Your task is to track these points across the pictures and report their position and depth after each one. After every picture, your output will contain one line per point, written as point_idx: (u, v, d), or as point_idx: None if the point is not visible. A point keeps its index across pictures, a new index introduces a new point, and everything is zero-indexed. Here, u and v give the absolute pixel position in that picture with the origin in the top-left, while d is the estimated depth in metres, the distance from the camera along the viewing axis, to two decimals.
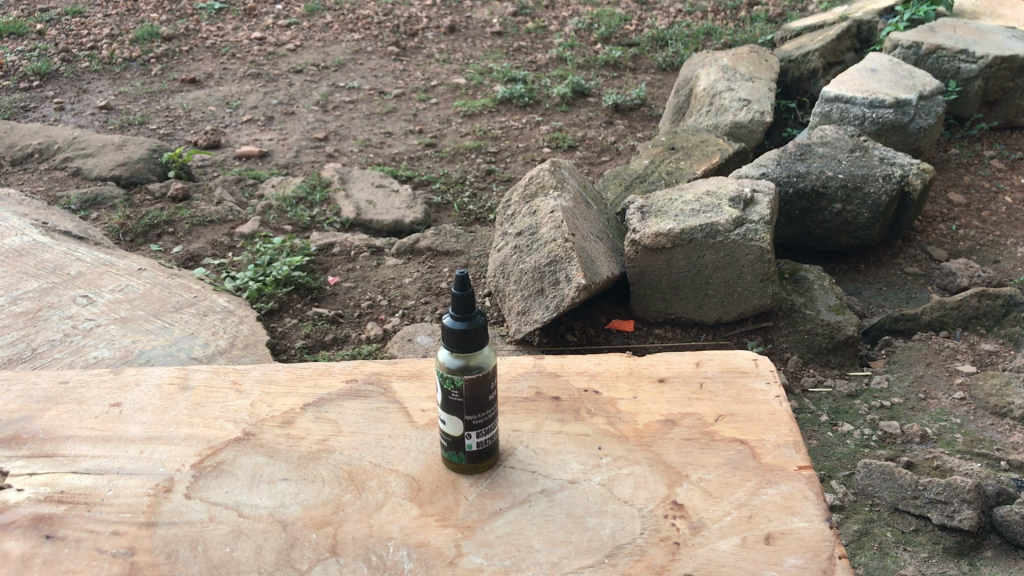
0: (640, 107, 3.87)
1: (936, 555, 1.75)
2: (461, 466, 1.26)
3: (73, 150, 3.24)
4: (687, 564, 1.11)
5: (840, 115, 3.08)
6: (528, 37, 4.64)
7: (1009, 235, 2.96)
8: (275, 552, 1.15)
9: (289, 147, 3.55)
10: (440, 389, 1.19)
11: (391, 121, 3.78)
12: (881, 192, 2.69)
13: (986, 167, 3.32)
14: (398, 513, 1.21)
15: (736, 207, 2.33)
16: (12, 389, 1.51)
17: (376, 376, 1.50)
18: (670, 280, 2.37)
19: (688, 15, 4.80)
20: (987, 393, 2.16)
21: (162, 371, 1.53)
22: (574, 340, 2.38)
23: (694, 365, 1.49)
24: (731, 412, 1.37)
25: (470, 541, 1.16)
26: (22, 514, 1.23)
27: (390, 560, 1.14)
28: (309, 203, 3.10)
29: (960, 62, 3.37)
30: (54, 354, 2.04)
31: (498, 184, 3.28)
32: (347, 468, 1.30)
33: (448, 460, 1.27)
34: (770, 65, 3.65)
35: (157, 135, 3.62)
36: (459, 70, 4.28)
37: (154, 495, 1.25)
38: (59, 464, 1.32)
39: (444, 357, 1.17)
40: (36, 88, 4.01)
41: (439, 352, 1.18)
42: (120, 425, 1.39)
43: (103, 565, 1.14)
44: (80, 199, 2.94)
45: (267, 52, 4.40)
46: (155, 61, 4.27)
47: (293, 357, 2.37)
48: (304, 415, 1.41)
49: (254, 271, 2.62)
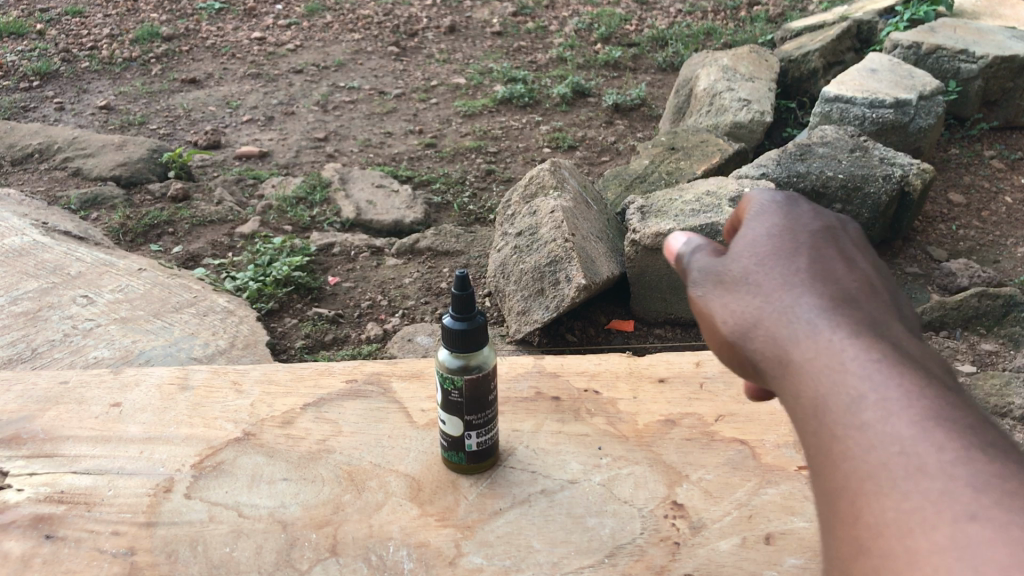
0: (640, 106, 3.87)
1: None
2: (462, 467, 1.26)
3: (73, 150, 3.24)
4: (687, 564, 1.11)
5: (840, 115, 3.07)
6: (528, 37, 4.64)
7: (1009, 235, 2.96)
8: (275, 552, 1.15)
9: (290, 147, 3.55)
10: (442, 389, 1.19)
11: (391, 121, 3.78)
12: (881, 192, 2.69)
13: (986, 167, 3.32)
14: (398, 513, 1.21)
15: (735, 207, 2.33)
16: (11, 388, 1.50)
17: (376, 376, 1.50)
18: (670, 280, 2.36)
19: (689, 15, 4.80)
20: (987, 393, 2.16)
21: (162, 371, 1.53)
22: (573, 340, 2.38)
23: (694, 365, 1.49)
24: (731, 412, 1.37)
25: (470, 541, 1.16)
26: (22, 514, 1.23)
27: (390, 560, 1.14)
28: (309, 203, 3.10)
29: (960, 62, 3.37)
30: (54, 354, 2.04)
31: (498, 184, 3.28)
32: (346, 467, 1.30)
33: (448, 460, 1.27)
34: (770, 65, 3.65)
35: (157, 135, 3.62)
36: (459, 70, 4.28)
37: (154, 495, 1.25)
38: (60, 464, 1.32)
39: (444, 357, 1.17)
40: (36, 88, 4.01)
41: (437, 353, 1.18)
42: (120, 425, 1.39)
43: (103, 565, 1.14)
44: (80, 199, 2.94)
45: (267, 52, 4.40)
46: (155, 62, 4.28)
47: (293, 356, 2.37)
48: (304, 415, 1.41)
49: (254, 271, 2.63)
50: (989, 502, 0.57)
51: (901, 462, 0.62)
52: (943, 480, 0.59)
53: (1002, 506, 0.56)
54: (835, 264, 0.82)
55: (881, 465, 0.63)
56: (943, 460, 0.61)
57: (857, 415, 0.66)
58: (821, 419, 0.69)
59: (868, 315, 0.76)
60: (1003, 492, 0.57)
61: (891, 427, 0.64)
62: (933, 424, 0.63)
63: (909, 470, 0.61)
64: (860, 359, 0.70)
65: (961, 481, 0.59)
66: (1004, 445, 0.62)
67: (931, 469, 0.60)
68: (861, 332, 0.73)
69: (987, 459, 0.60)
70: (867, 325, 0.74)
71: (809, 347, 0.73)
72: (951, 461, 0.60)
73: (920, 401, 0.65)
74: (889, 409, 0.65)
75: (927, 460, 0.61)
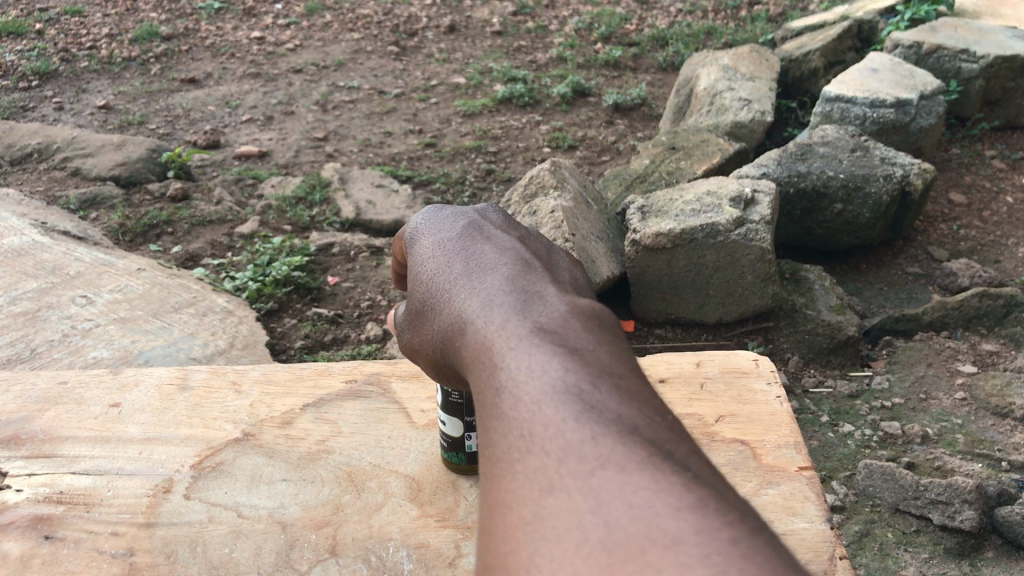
0: (640, 106, 3.86)
1: (937, 555, 1.75)
2: (457, 464, 1.27)
3: (72, 150, 3.23)
4: None
5: (841, 115, 3.07)
6: (528, 37, 4.63)
7: (1010, 235, 2.96)
8: (275, 552, 1.15)
9: (289, 147, 3.54)
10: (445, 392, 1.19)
11: (390, 121, 3.77)
12: (881, 192, 2.69)
13: (987, 167, 3.31)
14: (398, 513, 1.22)
15: (736, 207, 2.33)
16: (10, 388, 1.49)
17: (376, 376, 1.49)
18: (670, 280, 2.36)
19: (689, 14, 4.79)
20: (988, 394, 2.16)
21: (161, 371, 1.52)
22: None
23: (694, 365, 1.48)
24: (731, 412, 1.37)
25: (470, 541, 1.17)
26: (21, 514, 1.22)
27: (391, 560, 1.14)
28: (309, 203, 3.09)
29: (960, 61, 3.37)
30: (54, 355, 2.03)
31: (498, 184, 3.27)
32: (347, 468, 1.30)
33: (448, 461, 1.28)
34: (770, 65, 3.64)
35: (156, 135, 3.62)
36: (459, 70, 4.27)
37: (153, 495, 1.25)
38: (59, 464, 1.32)
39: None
40: (35, 88, 4.00)
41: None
42: (119, 425, 1.39)
43: (103, 566, 1.14)
44: (79, 199, 2.93)
45: (267, 52, 4.39)
46: (155, 61, 4.27)
47: (293, 357, 2.38)
48: (304, 416, 1.41)
49: (254, 271, 2.62)
50: (568, 467, 0.70)
51: (514, 435, 0.75)
52: (542, 453, 0.72)
53: (576, 473, 0.69)
54: (487, 261, 1.02)
55: (505, 444, 0.75)
56: (546, 431, 0.74)
57: (490, 394, 0.82)
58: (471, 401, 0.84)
59: (503, 294, 0.95)
60: (578, 455, 0.71)
61: (514, 411, 0.78)
62: (542, 398, 0.77)
63: (518, 440, 0.75)
64: (493, 343, 0.88)
65: (554, 452, 0.72)
66: (601, 403, 0.76)
67: (531, 438, 0.74)
68: (500, 315, 0.91)
69: (579, 425, 0.73)
70: (502, 303, 0.93)
71: (469, 334, 0.92)
72: (553, 432, 0.73)
73: (531, 377, 0.80)
74: (510, 385, 0.81)
75: (531, 433, 0.74)
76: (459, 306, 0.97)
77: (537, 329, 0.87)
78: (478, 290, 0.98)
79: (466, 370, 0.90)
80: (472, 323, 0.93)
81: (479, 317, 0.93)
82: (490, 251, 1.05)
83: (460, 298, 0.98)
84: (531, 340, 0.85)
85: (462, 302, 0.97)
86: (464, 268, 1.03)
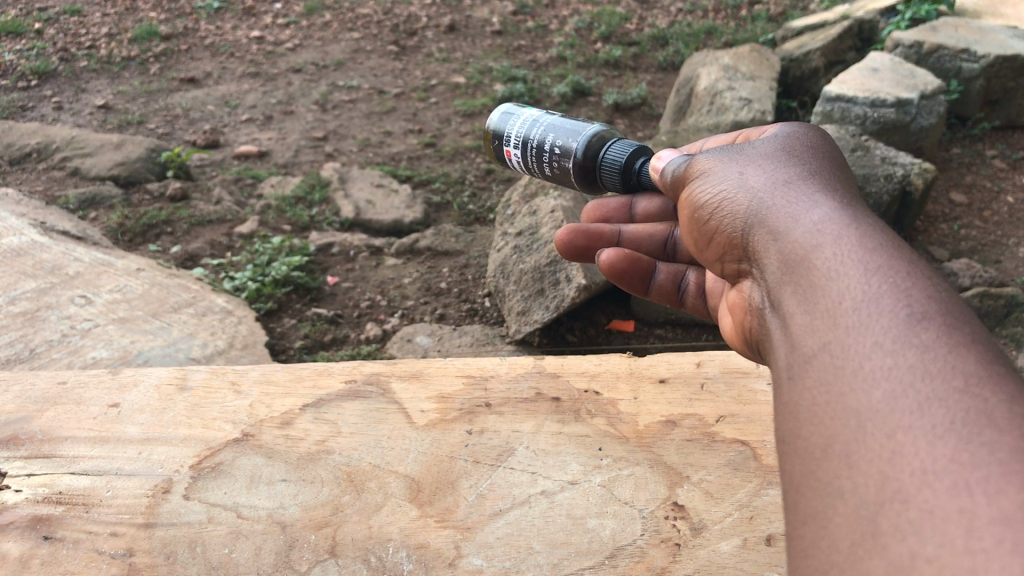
0: (641, 105, 3.85)
1: None
2: (493, 129, 1.74)
3: (71, 149, 3.21)
4: (687, 565, 1.16)
5: (841, 115, 3.05)
6: (528, 36, 4.62)
7: (1011, 235, 2.95)
8: (275, 553, 1.18)
9: (289, 147, 3.54)
10: (557, 138, 1.63)
11: (390, 121, 3.76)
12: (882, 191, 2.69)
13: (988, 167, 3.30)
14: (397, 514, 1.23)
15: None
16: (10, 387, 1.48)
17: (376, 377, 1.48)
18: None
19: (689, 14, 4.78)
20: None
21: (160, 370, 1.50)
22: (574, 340, 2.38)
23: (695, 366, 1.49)
24: (731, 413, 1.39)
25: (470, 542, 1.19)
26: (20, 515, 1.24)
27: (390, 561, 1.17)
28: (308, 203, 3.09)
29: (961, 61, 3.38)
30: (53, 355, 2.03)
31: (498, 184, 3.26)
32: (346, 468, 1.30)
33: (491, 149, 1.76)
34: (770, 65, 3.63)
35: (156, 135, 3.62)
36: (459, 69, 4.26)
37: (152, 496, 1.26)
38: (58, 465, 1.32)
39: (579, 146, 1.58)
40: (33, 88, 3.97)
41: (585, 130, 1.60)
42: (118, 425, 1.38)
43: (102, 566, 1.17)
44: (78, 199, 2.93)
45: (266, 52, 4.38)
46: (155, 61, 4.26)
47: (292, 356, 2.39)
48: (304, 416, 1.40)
49: (254, 271, 2.63)
50: None
51: (919, 387, 0.74)
52: (1008, 431, 0.68)
53: None
54: (846, 206, 1.01)
55: (954, 402, 0.72)
56: (972, 401, 0.71)
57: (878, 323, 0.81)
58: (833, 322, 0.85)
59: (865, 225, 0.95)
60: None
61: (949, 366, 0.75)
62: (956, 355, 0.76)
63: (926, 397, 0.73)
64: (864, 266, 0.88)
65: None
66: None
67: (942, 398, 0.72)
68: (868, 245, 0.91)
69: None
70: (883, 245, 0.91)
71: (843, 261, 0.90)
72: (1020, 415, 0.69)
73: (934, 325, 0.79)
74: (941, 336, 0.78)
75: (943, 392, 0.73)
76: (809, 221, 0.99)
77: (921, 276, 0.86)
78: (837, 211, 0.99)
79: (839, 286, 0.88)
80: (826, 241, 0.94)
81: (834, 236, 0.94)
82: (845, 191, 1.07)
83: (814, 214, 1.00)
84: (923, 288, 0.84)
85: (816, 217, 0.99)
86: (821, 205, 1.01)
